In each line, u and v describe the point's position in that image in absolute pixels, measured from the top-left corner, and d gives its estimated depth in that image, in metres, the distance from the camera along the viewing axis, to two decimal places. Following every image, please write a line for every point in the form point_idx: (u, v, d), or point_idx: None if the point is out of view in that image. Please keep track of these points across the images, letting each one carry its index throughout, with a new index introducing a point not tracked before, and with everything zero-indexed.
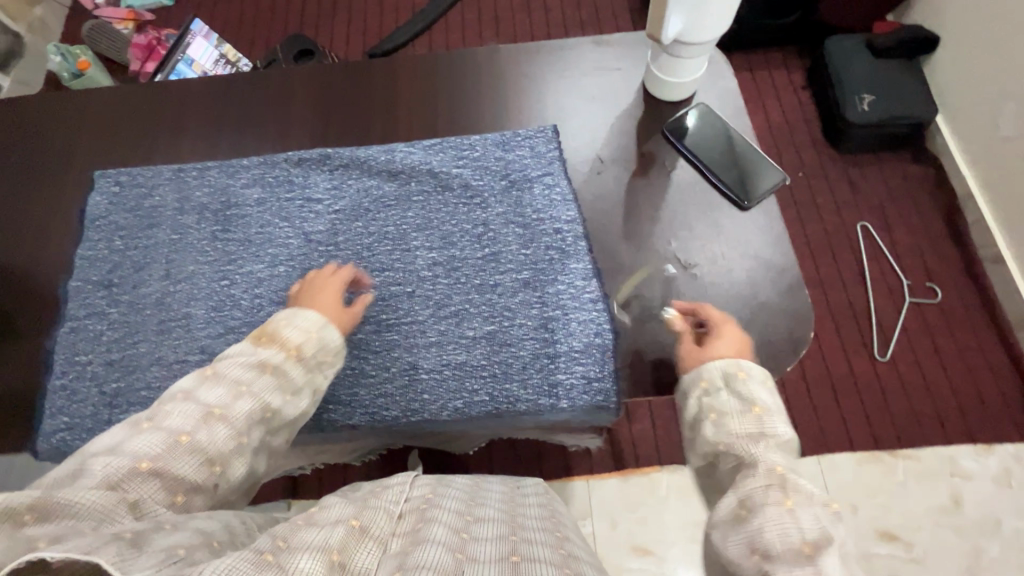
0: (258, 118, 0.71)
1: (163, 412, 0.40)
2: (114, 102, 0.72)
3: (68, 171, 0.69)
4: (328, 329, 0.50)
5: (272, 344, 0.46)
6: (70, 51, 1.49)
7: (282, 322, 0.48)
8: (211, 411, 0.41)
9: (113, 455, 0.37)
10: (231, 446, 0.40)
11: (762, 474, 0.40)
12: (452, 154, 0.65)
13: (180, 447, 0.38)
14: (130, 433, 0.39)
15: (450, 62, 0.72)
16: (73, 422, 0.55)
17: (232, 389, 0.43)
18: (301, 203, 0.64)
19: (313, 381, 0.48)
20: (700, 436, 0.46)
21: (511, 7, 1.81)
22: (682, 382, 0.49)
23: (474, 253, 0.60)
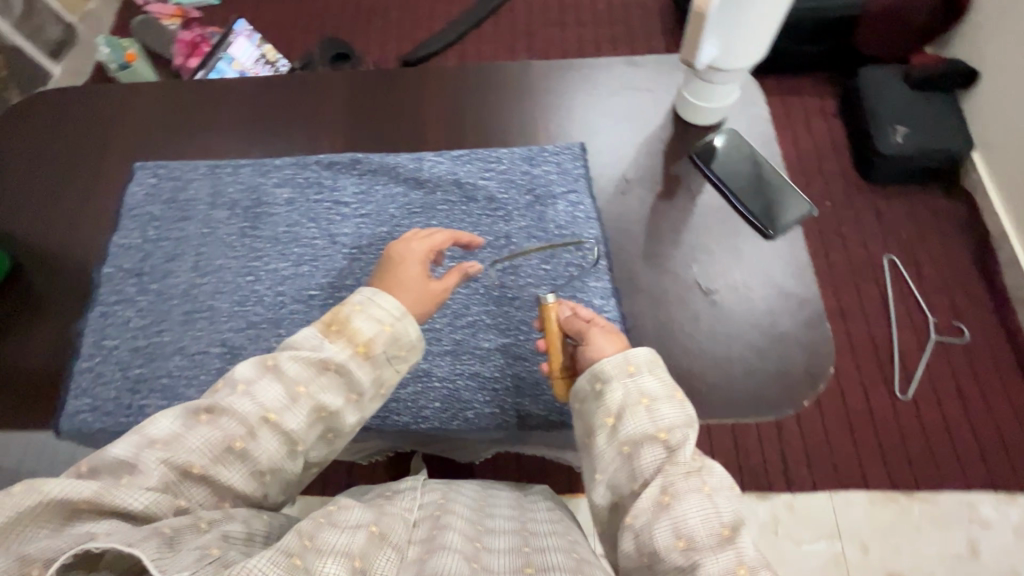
0: (291, 120, 0.73)
1: (221, 407, 0.42)
2: (156, 96, 0.75)
3: (109, 160, 0.71)
4: (405, 321, 0.48)
5: (342, 339, 0.46)
6: (118, 43, 1.55)
7: (356, 310, 0.47)
8: (265, 415, 0.43)
9: (171, 449, 0.40)
10: (280, 454, 0.43)
11: (687, 459, 0.44)
12: (479, 166, 0.66)
13: (230, 453, 0.41)
14: (187, 425, 0.41)
15: (482, 75, 0.73)
16: (96, 405, 0.57)
17: (290, 389, 0.44)
18: (329, 205, 0.65)
19: (379, 376, 0.47)
20: (628, 421, 0.46)
21: (544, 20, 1.83)
22: (603, 364, 0.49)
23: (494, 265, 0.60)
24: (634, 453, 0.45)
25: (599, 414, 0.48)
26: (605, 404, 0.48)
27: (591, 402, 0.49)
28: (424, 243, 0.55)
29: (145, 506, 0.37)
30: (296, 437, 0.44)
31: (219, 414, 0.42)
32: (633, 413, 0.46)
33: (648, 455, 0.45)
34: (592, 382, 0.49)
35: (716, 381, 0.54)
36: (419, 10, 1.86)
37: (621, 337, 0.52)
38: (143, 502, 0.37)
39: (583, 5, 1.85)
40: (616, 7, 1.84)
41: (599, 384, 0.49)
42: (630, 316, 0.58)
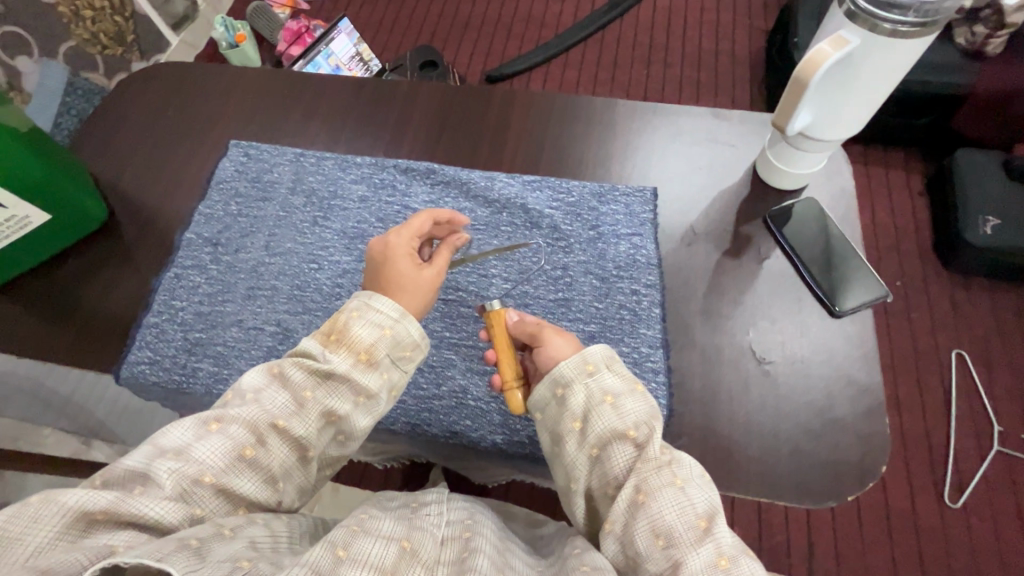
0: (378, 122, 0.76)
1: (230, 416, 0.44)
2: (261, 82, 0.80)
3: (209, 134, 0.77)
4: (404, 322, 0.49)
5: (342, 347, 0.48)
6: (232, 24, 1.68)
7: (353, 316, 0.48)
8: (274, 422, 0.45)
9: (181, 460, 0.41)
10: (291, 460, 0.45)
11: (657, 454, 0.45)
12: (549, 194, 0.66)
13: (241, 462, 0.43)
14: (198, 435, 0.42)
15: (566, 106, 0.74)
16: (155, 359, 0.60)
17: (295, 396, 0.46)
18: (398, 209, 0.68)
19: (388, 379, 0.49)
20: (596, 423, 0.47)
21: (631, 55, 1.84)
22: (560, 369, 0.49)
23: (547, 295, 0.60)
24: (605, 454, 0.46)
25: (565, 420, 0.48)
26: (569, 410, 0.48)
27: (554, 408, 0.49)
28: (402, 234, 0.55)
29: (159, 516, 0.38)
30: (306, 443, 0.46)
31: (229, 424, 0.43)
32: (598, 413, 0.47)
33: (619, 454, 0.46)
34: (552, 390, 0.49)
35: (756, 456, 0.52)
36: (511, 30, 1.92)
37: (569, 335, 0.53)
38: (158, 511, 0.38)
39: (673, 46, 1.85)
40: (706, 52, 1.83)
41: (560, 389, 0.49)
42: (676, 370, 0.56)
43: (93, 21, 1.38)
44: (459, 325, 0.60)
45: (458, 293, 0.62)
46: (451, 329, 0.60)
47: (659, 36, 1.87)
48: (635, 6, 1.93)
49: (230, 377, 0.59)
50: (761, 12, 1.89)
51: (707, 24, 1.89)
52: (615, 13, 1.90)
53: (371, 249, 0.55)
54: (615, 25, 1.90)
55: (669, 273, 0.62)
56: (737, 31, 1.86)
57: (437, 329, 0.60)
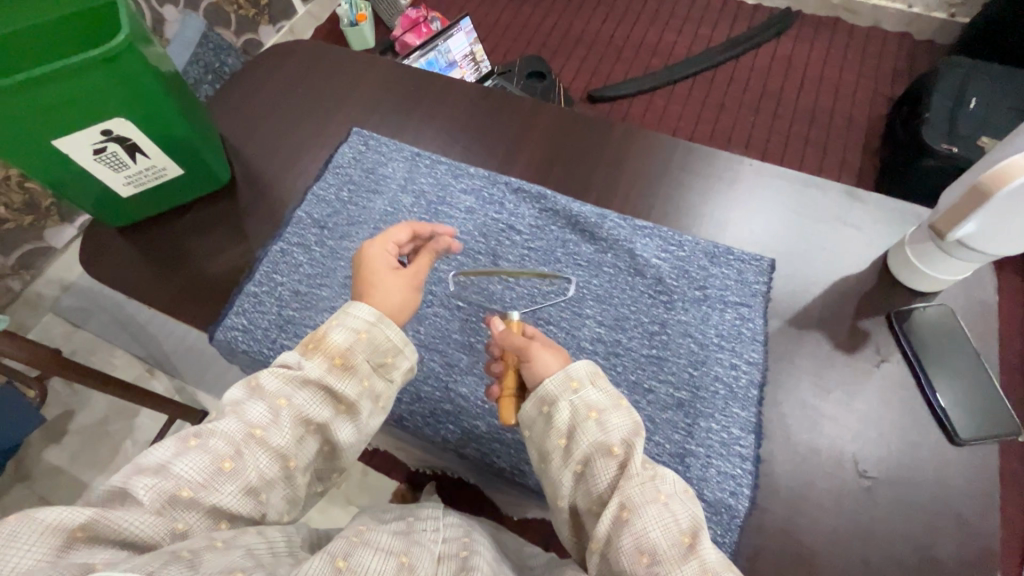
0: (496, 136, 0.76)
1: (207, 431, 0.46)
2: (391, 76, 0.82)
3: (334, 118, 0.79)
4: (381, 325, 0.52)
5: (318, 353, 0.50)
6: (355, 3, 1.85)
7: (333, 323, 0.51)
8: (251, 431, 0.46)
9: (160, 475, 0.43)
10: (273, 470, 0.46)
11: (639, 470, 0.46)
12: (658, 244, 0.64)
13: (221, 475, 0.44)
14: (177, 451, 0.44)
15: (687, 155, 0.72)
16: (249, 329, 0.62)
17: (271, 404, 0.47)
18: (503, 227, 0.67)
19: (369, 387, 0.51)
20: (580, 441, 0.47)
21: (739, 97, 1.79)
22: (546, 387, 0.50)
23: (641, 349, 0.58)
24: (588, 471, 0.47)
25: (551, 438, 0.48)
26: (556, 427, 0.48)
27: (541, 426, 0.49)
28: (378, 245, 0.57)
29: (139, 530, 0.40)
30: (287, 452, 0.47)
31: (208, 438, 0.45)
32: (583, 429, 0.48)
33: (601, 471, 0.46)
34: (540, 407, 0.49)
35: None
36: (620, 51, 1.90)
37: (556, 349, 0.53)
38: (137, 527, 0.40)
39: (786, 97, 1.78)
40: (819, 110, 1.74)
41: (547, 407, 0.49)
42: (764, 460, 0.53)
43: None
44: None
45: (548, 327, 0.60)
46: None
47: (774, 84, 1.80)
48: (754, 50, 1.87)
49: None
50: (889, 79, 1.78)
51: (828, 80, 1.80)
52: (730, 54, 1.84)
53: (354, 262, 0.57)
54: (728, 65, 1.85)
55: (773, 355, 0.58)
56: (859, 93, 1.76)
57: None
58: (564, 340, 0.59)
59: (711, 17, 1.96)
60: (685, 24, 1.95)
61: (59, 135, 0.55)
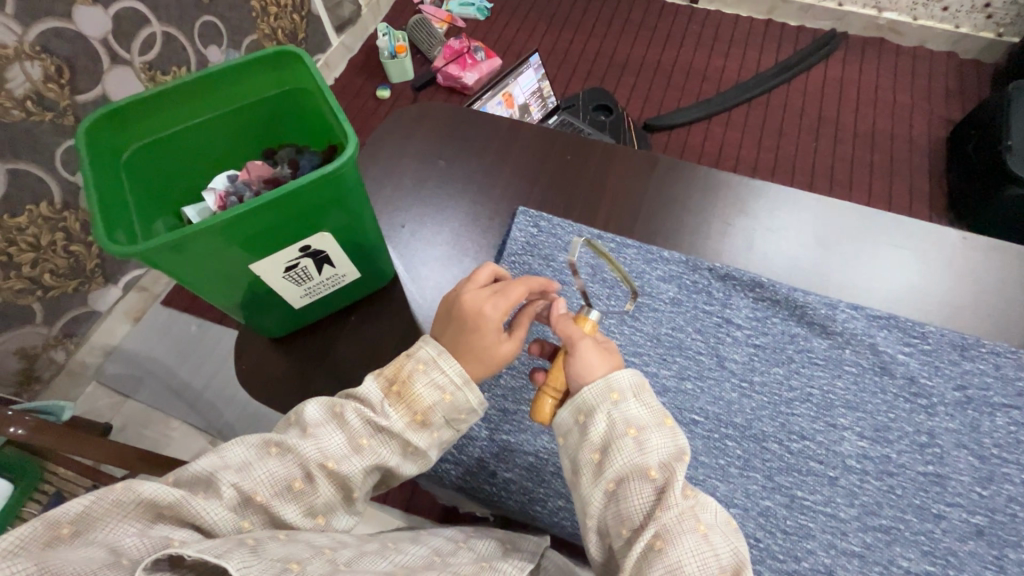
0: (681, 212, 0.68)
1: (289, 444, 0.43)
2: (541, 142, 0.73)
3: (492, 194, 0.71)
4: (466, 391, 0.46)
5: (401, 403, 0.45)
6: (393, 34, 1.71)
7: (419, 370, 0.46)
8: (323, 462, 0.43)
9: (243, 475, 0.41)
10: (335, 498, 0.44)
11: (678, 499, 0.42)
12: (899, 336, 0.58)
13: (288, 493, 0.42)
14: (259, 455, 0.42)
15: (897, 227, 0.65)
16: (460, 460, 0.55)
17: (350, 440, 0.44)
18: (718, 321, 0.60)
19: (439, 439, 0.47)
20: (616, 458, 0.43)
21: (815, 117, 1.61)
22: (584, 395, 0.46)
23: (916, 465, 0.52)
24: (620, 490, 0.43)
25: (583, 452, 0.45)
26: (589, 440, 0.45)
27: (575, 438, 0.46)
28: (499, 302, 0.47)
29: (216, 522, 0.39)
30: (351, 484, 0.44)
31: (286, 453, 0.43)
32: (618, 447, 0.44)
33: (637, 493, 0.42)
34: (574, 416, 0.46)
35: None
36: (671, 78, 1.72)
37: (608, 355, 0.48)
38: (212, 516, 0.39)
39: (861, 114, 1.61)
40: (878, 134, 1.57)
41: (582, 416, 0.45)
42: None
43: (275, 18, 1.40)
44: (812, 484, 0.52)
45: (804, 443, 0.54)
46: (803, 488, 0.52)
47: (847, 101, 1.63)
48: (821, 62, 1.70)
49: (548, 499, 0.53)
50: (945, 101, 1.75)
51: (903, 89, 1.64)
52: (782, 78, 1.66)
53: (457, 306, 0.48)
54: (780, 90, 1.67)
55: None
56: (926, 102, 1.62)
57: (787, 484, 0.52)
58: (826, 459, 0.53)
59: (768, 31, 1.78)
60: (748, 38, 1.77)
61: (259, 259, 0.50)
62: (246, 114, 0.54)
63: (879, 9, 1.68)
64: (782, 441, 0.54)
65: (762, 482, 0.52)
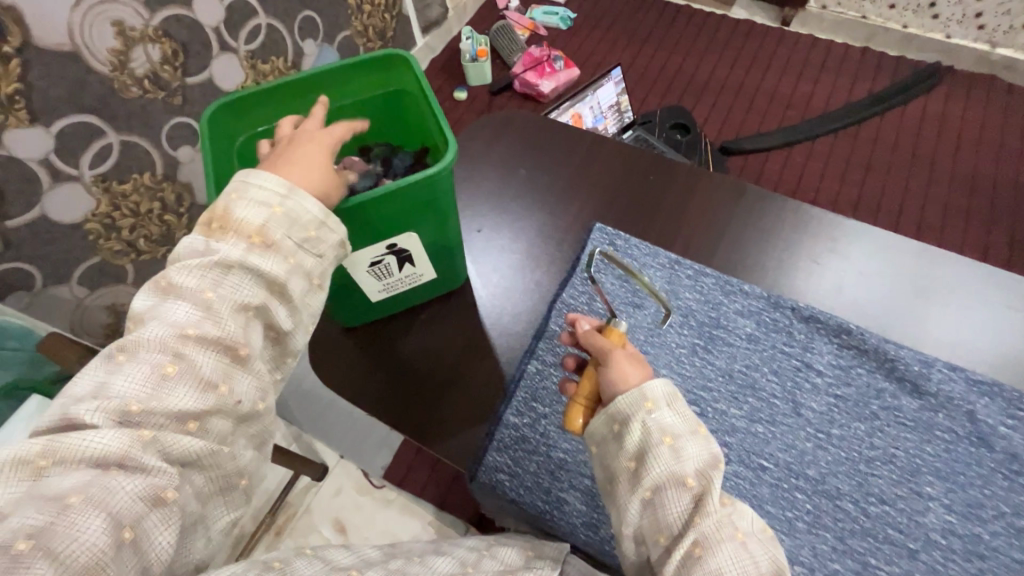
0: (766, 246, 0.65)
1: (134, 342, 0.39)
2: (623, 159, 0.72)
3: (569, 207, 0.70)
4: (294, 197, 0.43)
5: (230, 236, 0.42)
6: (477, 38, 1.74)
7: (235, 198, 0.43)
8: (180, 331, 0.39)
9: (100, 395, 0.37)
10: (217, 363, 0.40)
11: (716, 507, 0.40)
12: (1003, 406, 0.53)
13: (163, 381, 0.38)
14: (109, 370, 0.38)
15: (1008, 286, 0.60)
16: (515, 473, 0.54)
17: (197, 304, 0.40)
18: (797, 365, 0.57)
19: (293, 261, 0.43)
20: (653, 466, 0.41)
21: (911, 154, 1.51)
22: (618, 403, 0.43)
23: (1010, 550, 0.48)
24: (658, 499, 0.41)
25: (618, 459, 0.43)
26: (624, 448, 0.43)
27: (611, 445, 0.44)
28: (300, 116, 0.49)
29: (101, 445, 0.35)
30: (228, 340, 0.40)
31: (138, 353, 0.38)
32: (654, 455, 0.42)
33: (674, 501, 0.40)
34: (609, 425, 0.44)
35: None
36: (754, 102, 1.65)
37: (646, 366, 0.46)
38: (97, 441, 0.35)
39: (962, 155, 1.49)
40: (978, 177, 1.46)
41: (617, 424, 0.43)
42: None
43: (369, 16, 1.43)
44: (888, 554, 0.49)
45: (883, 508, 0.50)
46: (877, 557, 0.49)
47: (949, 140, 1.51)
48: (923, 96, 1.59)
49: (600, 526, 0.52)
50: None
51: (1014, 131, 1.51)
52: (875, 110, 1.56)
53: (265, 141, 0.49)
54: (873, 122, 1.57)
55: None
56: None
57: (859, 549, 0.49)
58: (908, 530, 0.49)
59: (866, 59, 1.67)
60: (844, 64, 1.67)
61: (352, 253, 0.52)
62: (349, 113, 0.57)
63: (992, 44, 1.57)
64: (859, 503, 0.50)
65: (831, 543, 0.49)
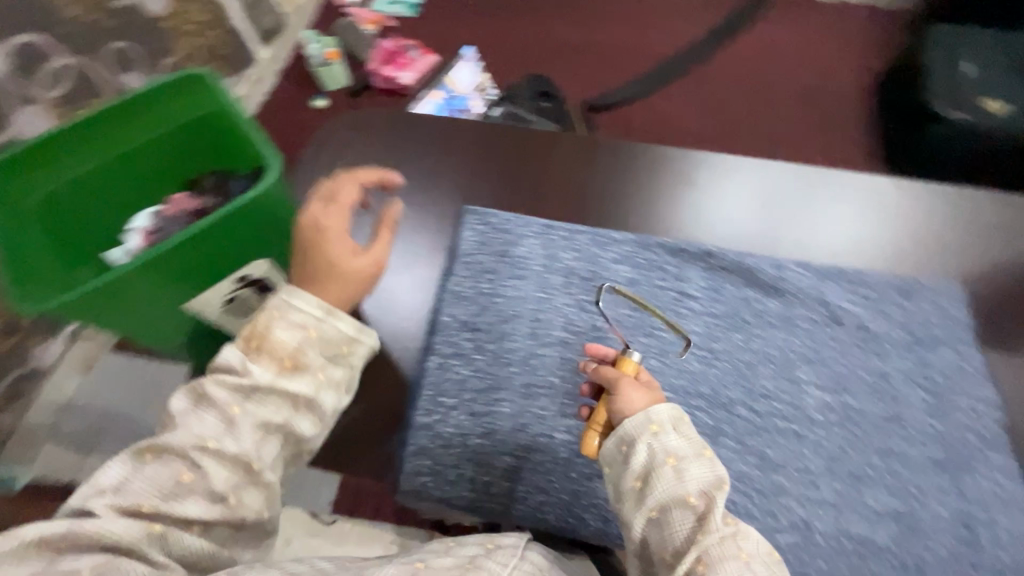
0: (627, 192, 0.68)
1: (160, 445, 0.42)
2: (479, 137, 0.72)
3: (437, 196, 0.69)
4: (328, 321, 0.46)
5: (265, 356, 0.44)
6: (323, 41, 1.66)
7: (275, 317, 0.45)
8: (202, 444, 0.41)
9: (125, 492, 0.40)
10: (232, 476, 0.42)
11: (719, 526, 0.42)
12: (846, 287, 0.60)
13: (179, 488, 0.41)
14: (135, 467, 0.41)
15: (835, 182, 0.67)
16: (437, 471, 0.54)
17: (223, 415, 0.43)
18: (675, 295, 0.61)
19: (326, 377, 0.46)
20: (658, 486, 0.43)
21: (750, 80, 1.65)
22: (625, 426, 0.45)
23: (874, 409, 0.55)
24: (664, 518, 0.43)
25: (625, 480, 0.44)
26: (631, 467, 0.44)
27: (618, 467, 0.45)
28: (333, 209, 0.50)
29: (118, 535, 0.38)
30: (246, 457, 0.42)
31: (162, 454, 0.41)
32: (659, 475, 0.44)
33: (679, 520, 0.42)
34: (617, 447, 0.45)
35: None
36: (609, 58, 1.71)
37: (654, 392, 0.48)
38: (109, 532, 0.38)
39: (792, 73, 1.65)
40: (810, 91, 1.62)
41: (625, 446, 0.45)
42: None
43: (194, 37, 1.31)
44: (781, 443, 0.53)
45: (769, 403, 0.55)
46: (773, 448, 0.53)
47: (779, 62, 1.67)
48: (750, 26, 1.73)
49: (529, 496, 0.53)
50: None
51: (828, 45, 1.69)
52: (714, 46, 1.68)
53: (298, 231, 0.49)
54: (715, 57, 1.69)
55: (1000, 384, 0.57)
56: (851, 55, 1.67)
57: (757, 446, 0.53)
58: (792, 416, 0.54)
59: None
60: (679, 8, 1.78)
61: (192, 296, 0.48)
62: (159, 146, 0.52)
63: None
64: (748, 405, 0.55)
65: (733, 447, 0.53)
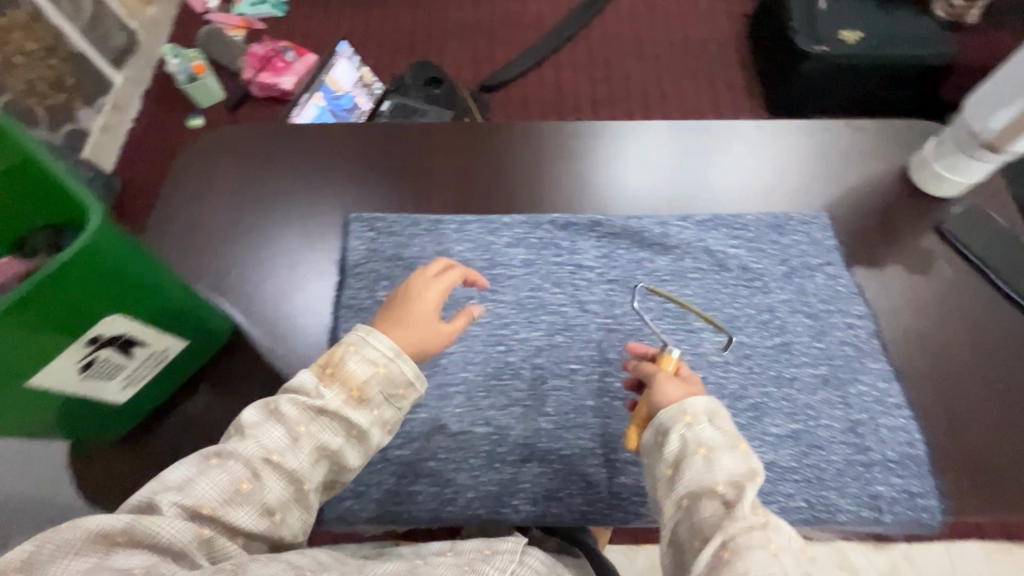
0: (511, 174, 0.67)
1: (229, 450, 0.42)
2: (352, 141, 0.69)
3: (318, 209, 0.66)
4: (398, 362, 0.46)
5: (336, 383, 0.45)
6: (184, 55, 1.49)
7: (349, 350, 0.46)
8: (267, 456, 0.42)
9: (186, 490, 0.40)
10: (286, 492, 0.42)
11: (748, 514, 0.41)
12: (726, 232, 0.63)
13: (237, 496, 0.41)
14: (200, 467, 0.41)
15: (705, 133, 0.69)
16: (360, 491, 0.52)
17: (290, 431, 0.43)
18: (571, 269, 0.62)
19: (380, 416, 0.46)
20: (689, 473, 0.43)
21: (632, 40, 1.68)
22: (660, 416, 0.46)
23: (763, 342, 0.58)
24: (693, 503, 0.43)
25: (658, 466, 0.45)
26: (665, 453, 0.45)
27: (653, 455, 0.46)
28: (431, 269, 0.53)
29: (171, 535, 0.38)
30: (300, 476, 0.43)
31: (228, 458, 0.42)
32: (690, 462, 0.44)
33: (706, 506, 0.42)
34: (654, 435, 0.46)
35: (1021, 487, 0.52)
36: (494, 35, 1.69)
37: (695, 388, 0.48)
38: (168, 531, 0.38)
39: (670, 28, 1.70)
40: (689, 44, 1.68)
41: (660, 435, 0.45)
42: (919, 404, 0.56)
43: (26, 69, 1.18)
44: None
45: None
46: None
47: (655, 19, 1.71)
48: None
49: (458, 496, 0.52)
50: None
51: None
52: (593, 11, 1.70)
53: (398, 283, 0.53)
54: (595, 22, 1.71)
55: (869, 297, 0.62)
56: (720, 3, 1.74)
57: None
58: (693, 364, 0.57)
59: None
60: None
61: (31, 374, 0.42)
62: None
63: None
64: None
65: None
